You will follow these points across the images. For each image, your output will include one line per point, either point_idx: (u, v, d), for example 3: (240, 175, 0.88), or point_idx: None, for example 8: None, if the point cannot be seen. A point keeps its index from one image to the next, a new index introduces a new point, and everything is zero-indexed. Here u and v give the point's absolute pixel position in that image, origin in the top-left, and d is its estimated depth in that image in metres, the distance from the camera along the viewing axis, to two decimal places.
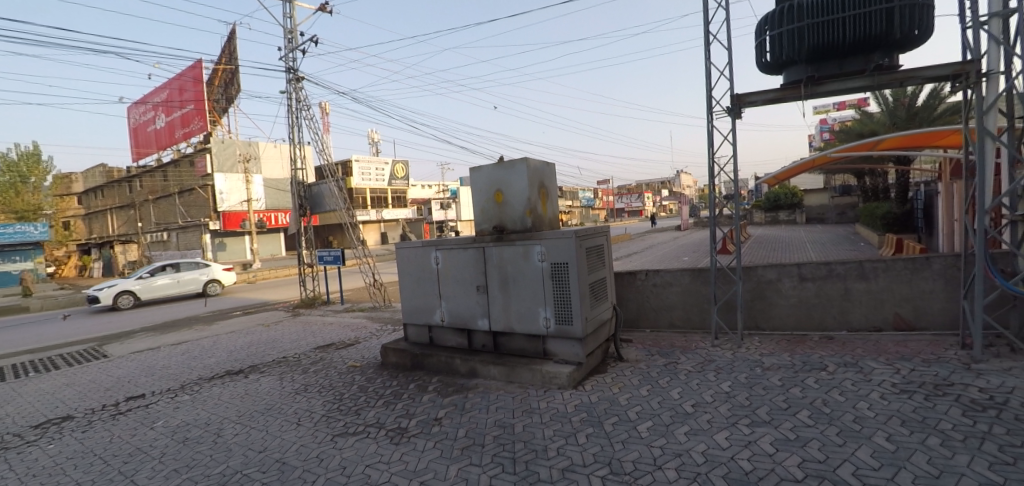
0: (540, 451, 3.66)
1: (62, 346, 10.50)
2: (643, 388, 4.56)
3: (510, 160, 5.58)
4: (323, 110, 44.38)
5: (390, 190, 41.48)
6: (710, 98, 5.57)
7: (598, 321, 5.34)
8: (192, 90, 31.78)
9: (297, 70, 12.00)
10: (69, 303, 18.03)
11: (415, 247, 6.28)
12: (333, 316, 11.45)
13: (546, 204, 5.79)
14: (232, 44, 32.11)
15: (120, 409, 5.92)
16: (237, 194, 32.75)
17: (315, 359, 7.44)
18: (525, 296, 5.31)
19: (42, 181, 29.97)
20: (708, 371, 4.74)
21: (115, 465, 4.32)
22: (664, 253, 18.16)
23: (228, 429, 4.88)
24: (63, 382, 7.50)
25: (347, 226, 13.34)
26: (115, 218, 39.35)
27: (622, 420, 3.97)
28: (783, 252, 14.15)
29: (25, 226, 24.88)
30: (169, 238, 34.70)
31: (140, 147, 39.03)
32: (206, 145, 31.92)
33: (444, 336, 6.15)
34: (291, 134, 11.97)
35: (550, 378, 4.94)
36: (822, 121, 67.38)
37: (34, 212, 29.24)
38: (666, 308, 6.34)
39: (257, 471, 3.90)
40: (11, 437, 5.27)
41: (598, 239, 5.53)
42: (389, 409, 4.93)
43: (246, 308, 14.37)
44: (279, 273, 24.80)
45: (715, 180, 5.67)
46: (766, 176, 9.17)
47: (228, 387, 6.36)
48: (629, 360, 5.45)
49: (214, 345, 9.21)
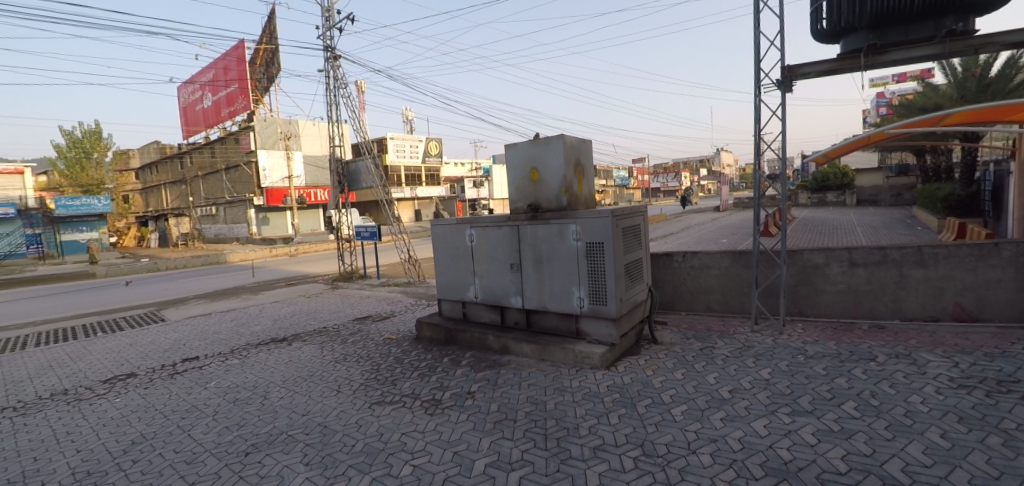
0: (572, 429, 3.68)
1: (124, 310, 11.29)
2: (678, 372, 4.49)
3: (546, 137, 5.48)
4: (360, 88, 44.85)
5: (424, 167, 41.88)
6: (759, 70, 5.27)
7: (633, 303, 5.27)
8: (236, 70, 32.69)
9: (334, 48, 12.13)
10: (129, 271, 19.26)
11: (449, 225, 6.33)
12: (370, 290, 11.80)
13: (582, 182, 5.69)
14: (273, 24, 32.69)
15: (177, 369, 6.34)
16: (280, 171, 33.71)
17: (353, 330, 7.71)
18: (560, 276, 5.29)
19: (104, 157, 31.77)
20: (747, 357, 4.62)
21: (173, 419, 4.65)
22: (702, 234, 17.67)
23: (274, 393, 5.15)
24: (126, 342, 8.06)
25: (383, 203, 13.57)
26: (169, 193, 41.48)
27: (655, 403, 3.93)
28: (830, 235, 13.51)
29: (90, 198, 26.71)
30: (217, 212, 36.31)
31: (189, 125, 40.65)
32: (249, 123, 32.89)
33: (478, 313, 6.22)
34: (329, 112, 12.19)
35: (583, 357, 4.95)
36: (878, 95, 62.86)
37: (97, 187, 31.19)
38: (703, 291, 6.19)
39: (301, 433, 4.11)
40: (84, 390, 5.75)
41: (635, 219, 5.42)
42: (424, 381, 5.07)
43: (288, 280, 14.95)
44: (320, 248, 25.61)
45: (760, 158, 5.42)
46: (815, 154, 8.66)
47: (273, 354, 6.69)
48: (663, 343, 5.37)
49: (260, 314, 9.68)
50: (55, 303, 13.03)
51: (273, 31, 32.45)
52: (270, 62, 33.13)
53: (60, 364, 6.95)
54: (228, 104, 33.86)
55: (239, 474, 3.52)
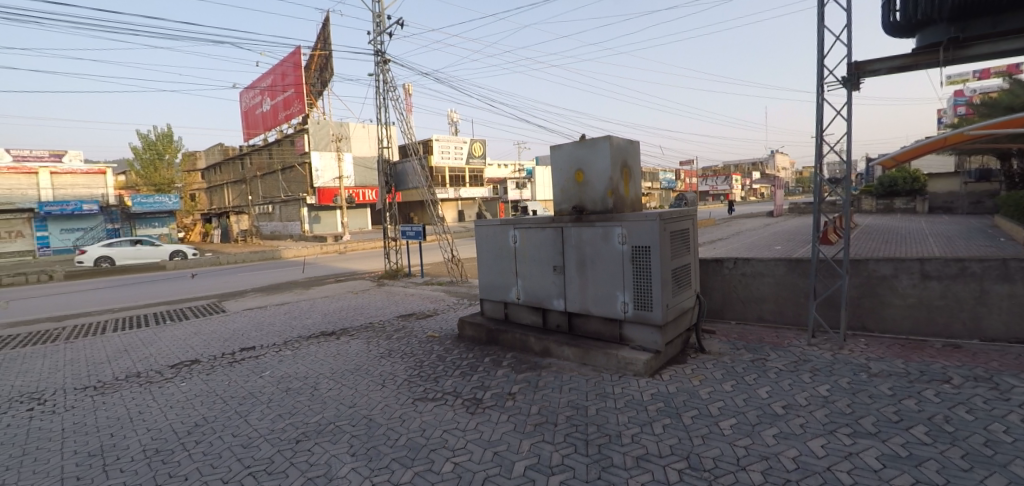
0: (614, 436, 3.63)
1: (190, 300, 12.11)
2: (727, 384, 4.33)
3: (592, 138, 5.42)
4: (407, 91, 45.93)
5: (468, 168, 42.41)
6: (823, 68, 5.00)
7: (679, 309, 5.13)
8: (293, 75, 34.28)
9: (384, 53, 12.51)
10: (194, 264, 20.61)
11: (493, 226, 6.38)
12: (414, 288, 12.09)
13: (629, 185, 5.58)
14: (327, 31, 34.03)
15: (236, 357, 6.72)
16: (331, 171, 35.06)
17: (398, 327, 7.92)
18: (603, 280, 5.22)
19: (174, 158, 34.06)
20: (803, 371, 4.40)
21: (231, 405, 4.94)
22: (753, 241, 16.95)
23: (323, 384, 5.36)
24: (191, 330, 8.64)
25: (428, 203, 13.84)
26: (231, 192, 44.08)
27: (702, 414, 3.81)
28: (897, 245, 12.62)
29: (162, 197, 29.03)
30: (273, 211, 38.28)
31: (250, 128, 43.00)
32: (304, 126, 34.33)
33: (520, 314, 6.24)
34: (377, 115, 12.58)
35: (626, 363, 4.86)
36: (955, 93, 57.95)
37: (168, 186, 33.60)
38: (756, 300, 5.94)
39: (347, 425, 4.25)
40: (154, 373, 6.20)
41: (684, 223, 5.28)
42: (466, 380, 5.14)
43: (337, 276, 15.52)
44: (367, 246, 26.43)
45: (821, 160, 5.14)
46: (882, 158, 8.13)
47: (323, 347, 6.98)
48: (711, 352, 5.19)
49: (311, 308, 10.11)
50: (130, 292, 14.15)
51: (327, 38, 33.78)
52: (323, 68, 34.50)
53: (133, 349, 7.52)
54: (285, 108, 35.56)
55: (290, 460, 3.68)
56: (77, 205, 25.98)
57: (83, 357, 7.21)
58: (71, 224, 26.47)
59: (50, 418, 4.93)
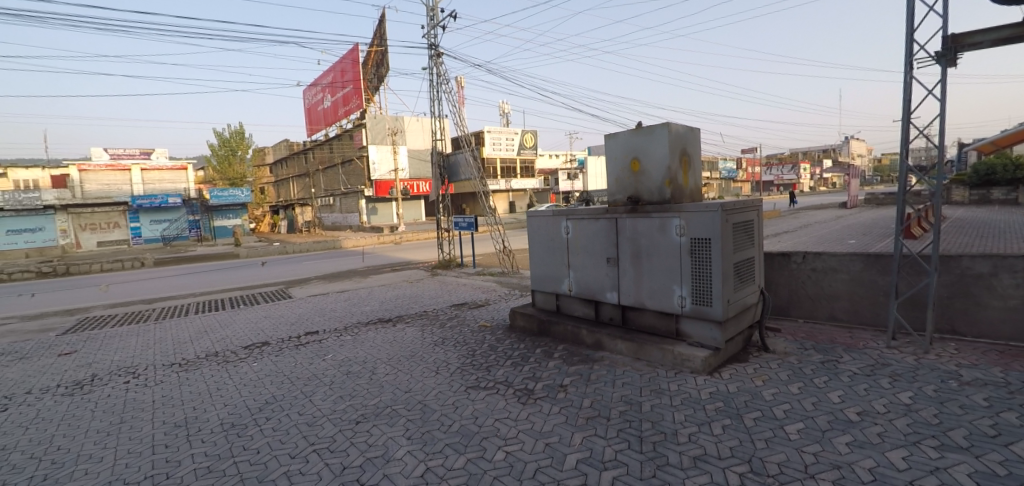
0: (670, 434, 3.54)
1: (261, 286, 13.00)
2: (794, 385, 4.10)
3: (650, 125, 5.25)
4: (460, 84, 46.44)
5: (519, 159, 42.39)
6: (913, 42, 4.55)
7: (741, 305, 4.89)
8: (352, 72, 35.56)
9: (438, 46, 12.70)
10: (264, 253, 22.04)
11: (546, 216, 6.35)
12: (466, 278, 12.30)
13: (688, 174, 5.37)
14: (383, 27, 34.94)
15: (302, 340, 7.15)
16: (387, 164, 36.15)
17: (450, 315, 8.12)
18: (660, 272, 5.07)
19: (246, 154, 36.37)
20: (881, 376, 4.08)
21: (297, 385, 5.27)
22: (823, 233, 15.88)
23: (381, 368, 5.59)
24: (262, 314, 9.29)
25: (480, 195, 13.97)
26: (296, 185, 46.62)
27: (765, 417, 3.63)
28: (997, 240, 11.34)
29: (235, 190, 30.61)
30: (334, 202, 40.12)
31: (312, 124, 45.23)
32: (362, 121, 35.62)
33: (572, 306, 6.19)
34: (431, 108, 12.85)
35: (682, 360, 4.72)
36: None
37: (241, 180, 36.08)
38: (827, 297, 5.57)
39: (403, 408, 4.42)
40: (230, 353, 6.72)
41: (749, 215, 5.02)
42: (517, 370, 5.18)
43: (393, 266, 16.09)
44: (420, 236, 27.16)
45: (906, 145, 4.70)
46: (978, 143, 7.38)
47: (381, 332, 7.28)
48: (776, 351, 4.93)
49: (368, 295, 10.57)
50: (209, 278, 15.40)
51: (383, 34, 34.70)
52: (379, 64, 35.47)
53: (212, 330, 8.17)
54: (344, 104, 37.03)
55: (350, 440, 3.87)
56: (164, 198, 28.33)
57: (171, 335, 7.96)
58: (160, 216, 28.96)
59: (143, 390, 5.47)
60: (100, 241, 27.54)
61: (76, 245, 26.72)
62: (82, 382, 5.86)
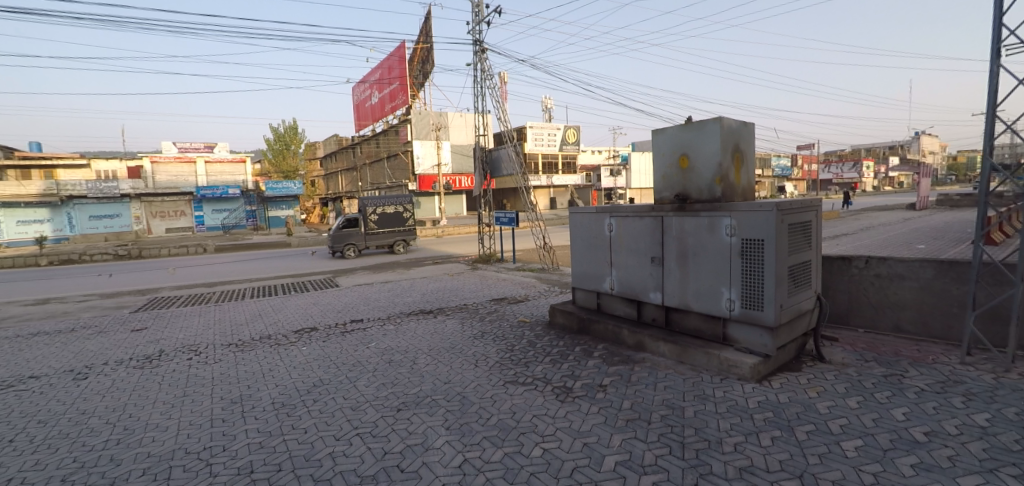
0: (714, 442, 3.41)
1: (311, 274, 13.59)
2: (852, 399, 3.86)
3: (700, 120, 5.05)
4: (504, 79, 46.47)
5: (561, 155, 42.06)
6: (1002, 28, 4.14)
7: (795, 311, 4.65)
8: (399, 68, 36.27)
9: (482, 41, 12.75)
10: (314, 243, 22.97)
11: (589, 213, 6.26)
12: (506, 273, 12.33)
13: (740, 172, 5.14)
14: (429, 24, 35.40)
15: (348, 328, 7.41)
16: (431, 159, 36.74)
17: (490, 309, 8.19)
18: (707, 273, 4.89)
19: (299, 148, 37.98)
20: (953, 394, 3.78)
21: (343, 370, 5.45)
22: (887, 237, 14.89)
23: (422, 359, 5.70)
24: (311, 300, 9.71)
25: (522, 190, 13.94)
26: (345, 179, 48.32)
27: (820, 431, 3.44)
28: None
29: (288, 183, 32.19)
30: (380, 196, 41.22)
31: (360, 120, 46.61)
32: (407, 116, 36.33)
33: (613, 305, 6.09)
34: (475, 103, 12.95)
35: (729, 366, 4.54)
36: None
37: (294, 173, 37.73)
38: (892, 306, 5.21)
39: (443, 399, 4.48)
40: (281, 336, 7.04)
41: (806, 215, 4.75)
42: (556, 367, 5.14)
43: (435, 259, 16.40)
44: (462, 230, 27.49)
45: (991, 142, 4.29)
46: None
47: (422, 323, 7.43)
48: (832, 362, 4.66)
49: (411, 287, 10.81)
50: (264, 265, 16.21)
51: (429, 31, 35.21)
52: (425, 60, 36.04)
53: (265, 314, 8.61)
54: (391, 99, 37.85)
55: (392, 427, 3.97)
56: (225, 189, 30.09)
57: (230, 317, 8.46)
58: (220, 205, 30.76)
59: (203, 367, 5.82)
60: (168, 228, 29.48)
61: (148, 231, 28.74)
62: (151, 356, 6.31)
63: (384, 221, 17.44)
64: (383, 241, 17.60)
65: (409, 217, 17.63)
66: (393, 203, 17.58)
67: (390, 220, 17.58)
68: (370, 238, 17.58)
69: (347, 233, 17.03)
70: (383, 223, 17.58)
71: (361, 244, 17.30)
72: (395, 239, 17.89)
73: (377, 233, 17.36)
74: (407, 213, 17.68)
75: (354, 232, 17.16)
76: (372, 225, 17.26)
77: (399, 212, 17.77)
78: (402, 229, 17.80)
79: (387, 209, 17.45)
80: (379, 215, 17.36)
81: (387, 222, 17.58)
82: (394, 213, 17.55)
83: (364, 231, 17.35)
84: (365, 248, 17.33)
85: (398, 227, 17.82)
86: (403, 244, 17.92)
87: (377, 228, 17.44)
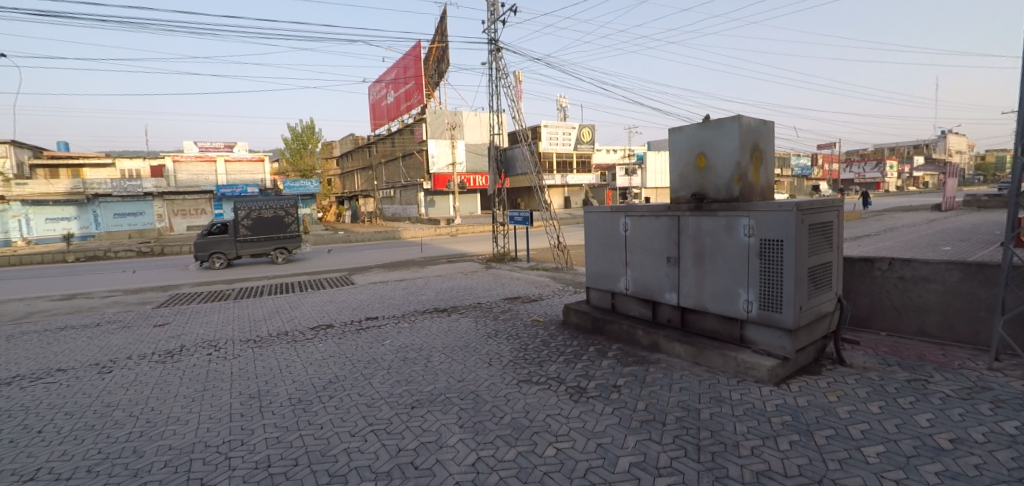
0: (730, 445, 3.37)
1: (327, 272, 13.77)
2: (874, 404, 3.78)
3: (718, 118, 4.98)
4: (519, 78, 46.44)
5: (576, 154, 41.91)
6: None
7: (815, 313, 4.56)
8: (414, 68, 36.48)
9: (497, 41, 12.77)
10: (331, 241, 23.25)
11: (604, 213, 6.22)
12: (519, 272, 12.32)
13: (759, 171, 5.06)
14: (445, 23, 35.53)
15: (363, 325, 7.48)
16: (445, 158, 36.89)
17: (503, 308, 8.20)
18: (724, 274, 4.83)
19: (316, 147, 38.47)
20: (980, 401, 3.67)
21: (358, 367, 5.51)
22: (912, 238, 14.52)
23: (436, 357, 5.74)
24: (328, 298, 9.84)
25: (537, 189, 13.90)
26: (361, 178, 48.81)
27: (840, 436, 3.37)
28: None
29: (304, 181, 32.51)
30: (394, 195, 41.56)
31: (375, 119, 47.00)
32: (422, 116, 36.54)
33: (627, 305, 6.05)
34: (489, 102, 12.96)
35: (746, 368, 4.48)
36: None
37: (311, 172, 38.23)
38: (916, 309, 5.08)
39: (456, 397, 4.50)
40: (298, 333, 7.15)
41: (828, 215, 4.66)
42: (570, 367, 5.12)
43: (449, 257, 16.46)
44: (476, 229, 27.55)
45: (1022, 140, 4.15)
46: None
47: (436, 321, 7.47)
48: (853, 365, 4.57)
49: (425, 285, 10.89)
50: (281, 263, 16.45)
51: (444, 30, 35.35)
52: (440, 60, 36.20)
53: (283, 311, 8.76)
54: (406, 99, 38.06)
55: (406, 424, 4.00)
56: (244, 188, 30.67)
57: (249, 314, 8.62)
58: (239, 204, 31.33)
59: (223, 362, 5.94)
60: (189, 226, 30.16)
61: (170, 229, 29.42)
62: (172, 351, 6.46)
63: (258, 227, 15.04)
64: (259, 249, 15.26)
65: (291, 222, 15.44)
66: (271, 206, 15.32)
67: (267, 225, 15.41)
68: (242, 247, 15.19)
69: (213, 240, 14.69)
70: (257, 229, 15.26)
71: (231, 253, 14.92)
72: (272, 248, 15.48)
73: (249, 240, 15.05)
74: (288, 218, 15.51)
75: (222, 239, 14.87)
76: (243, 230, 14.89)
77: (280, 217, 15.58)
78: (282, 235, 15.48)
79: (264, 212, 15.19)
80: (253, 219, 15.05)
81: (262, 228, 15.27)
82: (273, 218, 15.31)
83: (232, 238, 14.94)
84: (236, 257, 14.97)
85: (278, 234, 15.56)
86: (283, 252, 15.61)
87: (250, 234, 15.10)
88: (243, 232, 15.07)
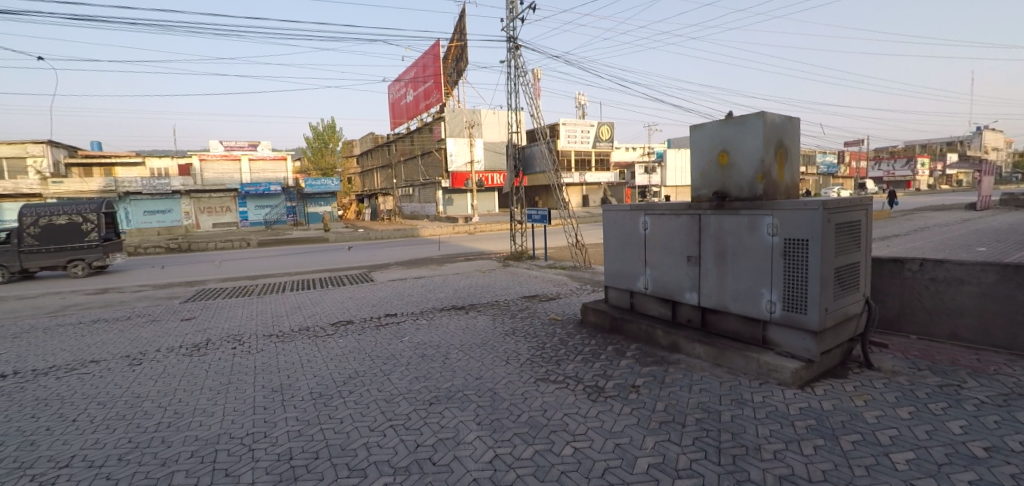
0: (752, 448, 3.31)
1: (346, 268, 13.96)
2: (903, 409, 3.67)
3: (741, 115, 4.89)
4: (538, 76, 46.29)
5: (594, 152, 41.63)
6: None
7: (842, 315, 4.44)
8: (433, 67, 36.64)
9: (516, 39, 12.73)
10: (351, 238, 23.59)
11: (623, 211, 6.16)
12: (537, 271, 12.30)
13: (783, 168, 4.95)
14: (464, 22, 35.59)
15: (382, 321, 7.57)
16: (464, 156, 37.02)
17: (521, 306, 8.20)
18: (747, 274, 4.73)
19: (337, 146, 39.02)
20: (1017, 408, 3.53)
21: (378, 363, 5.58)
22: (945, 238, 14.02)
23: (454, 354, 5.77)
24: (348, 294, 9.98)
25: (554, 187, 13.82)
26: (380, 176, 49.34)
27: (867, 441, 3.28)
28: None
29: (325, 180, 33.35)
30: (414, 193, 41.93)
31: (395, 118, 47.47)
32: (441, 115, 36.74)
33: (646, 305, 5.99)
34: (507, 100, 12.93)
35: (768, 370, 4.39)
36: None
37: (331, 170, 38.83)
38: (948, 312, 4.91)
39: (474, 394, 4.52)
40: (319, 329, 7.27)
41: (856, 214, 4.53)
42: (588, 366, 5.10)
43: (466, 255, 16.54)
44: (493, 227, 27.59)
45: None
46: None
47: (454, 319, 7.51)
48: (881, 369, 4.44)
49: (443, 282, 10.95)
50: (302, 259, 16.75)
51: (463, 29, 35.43)
52: (459, 59, 36.30)
53: (304, 307, 8.92)
54: (425, 97, 38.28)
55: (424, 420, 4.03)
56: (267, 186, 31.31)
57: (272, 309, 8.82)
58: (263, 201, 32.00)
59: (247, 356, 6.08)
60: (215, 223, 30.81)
61: (196, 226, 30.18)
62: (198, 345, 6.64)
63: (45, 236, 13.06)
64: (50, 261, 13.27)
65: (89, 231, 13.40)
66: (64, 210, 13.24)
67: (61, 234, 13.34)
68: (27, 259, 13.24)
69: None
70: (50, 239, 13.27)
71: (16, 266, 13.04)
72: (63, 260, 13.42)
73: (37, 251, 13.12)
74: (83, 226, 13.39)
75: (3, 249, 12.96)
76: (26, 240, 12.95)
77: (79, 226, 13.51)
78: (78, 246, 13.44)
79: (55, 219, 13.15)
80: (42, 227, 13.08)
81: (54, 237, 13.29)
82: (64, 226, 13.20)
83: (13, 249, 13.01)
84: (22, 270, 13.12)
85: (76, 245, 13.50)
86: (83, 266, 13.59)
87: (39, 244, 13.15)
88: (31, 241, 13.12)
